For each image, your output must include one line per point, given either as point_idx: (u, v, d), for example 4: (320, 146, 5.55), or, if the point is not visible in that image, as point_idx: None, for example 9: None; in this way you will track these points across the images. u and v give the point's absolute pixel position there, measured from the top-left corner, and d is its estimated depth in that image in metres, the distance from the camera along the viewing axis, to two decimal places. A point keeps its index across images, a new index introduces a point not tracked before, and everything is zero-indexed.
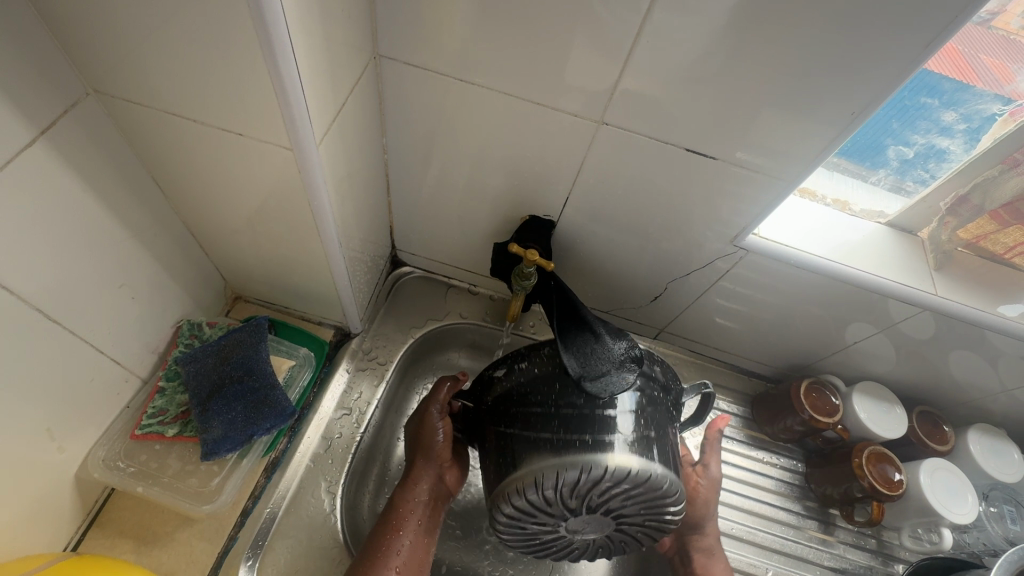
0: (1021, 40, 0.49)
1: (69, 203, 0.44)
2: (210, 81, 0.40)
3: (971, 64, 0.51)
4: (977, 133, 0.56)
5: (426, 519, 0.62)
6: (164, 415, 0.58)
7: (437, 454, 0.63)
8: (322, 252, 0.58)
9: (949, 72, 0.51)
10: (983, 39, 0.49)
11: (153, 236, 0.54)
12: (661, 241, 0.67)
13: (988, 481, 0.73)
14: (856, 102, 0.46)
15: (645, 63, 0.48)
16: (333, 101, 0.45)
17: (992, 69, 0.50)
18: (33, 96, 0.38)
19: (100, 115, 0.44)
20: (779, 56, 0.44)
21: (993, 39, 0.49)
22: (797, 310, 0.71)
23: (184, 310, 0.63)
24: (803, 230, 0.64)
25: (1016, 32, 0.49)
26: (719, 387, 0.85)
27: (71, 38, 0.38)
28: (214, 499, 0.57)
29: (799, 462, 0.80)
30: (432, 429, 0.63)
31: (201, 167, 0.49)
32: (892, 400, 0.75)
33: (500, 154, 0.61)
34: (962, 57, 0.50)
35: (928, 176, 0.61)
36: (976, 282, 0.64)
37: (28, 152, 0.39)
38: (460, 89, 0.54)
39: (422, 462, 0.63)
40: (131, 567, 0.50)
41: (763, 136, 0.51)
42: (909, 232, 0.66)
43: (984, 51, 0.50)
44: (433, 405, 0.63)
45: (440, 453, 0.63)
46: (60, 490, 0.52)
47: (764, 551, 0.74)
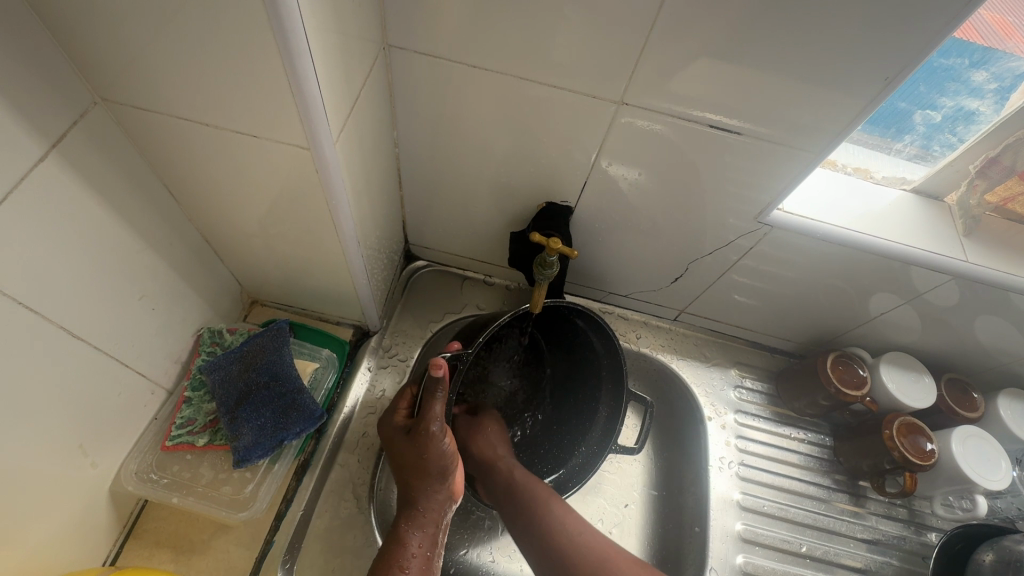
0: None
1: (84, 218, 0.43)
2: (222, 81, 0.38)
3: (970, 21, 0.49)
4: (1009, 92, 0.54)
5: (432, 541, 0.55)
6: (193, 424, 0.57)
7: (441, 473, 0.56)
8: (339, 252, 0.57)
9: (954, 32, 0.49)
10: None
11: (168, 245, 0.53)
12: (682, 222, 0.65)
13: (1020, 445, 0.72)
14: (890, 67, 0.44)
15: (665, 39, 0.46)
16: (347, 96, 0.44)
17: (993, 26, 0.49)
18: (41, 109, 0.37)
19: (108, 124, 0.43)
20: (809, 22, 0.42)
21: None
22: (820, 284, 0.69)
23: (203, 317, 0.62)
24: (826, 202, 0.62)
25: None
26: (742, 365, 0.84)
27: (73, 44, 0.37)
28: (250, 506, 0.57)
29: (825, 436, 0.80)
30: (436, 448, 0.54)
31: (214, 172, 0.48)
32: (920, 369, 0.74)
33: (515, 141, 0.59)
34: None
35: (955, 140, 0.60)
36: (1006, 246, 0.63)
37: (41, 166, 0.38)
38: (472, 75, 0.53)
39: (427, 480, 0.55)
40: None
41: (789, 109, 0.49)
42: (935, 198, 0.65)
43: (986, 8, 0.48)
44: (435, 421, 0.54)
45: (444, 470, 0.56)
46: (95, 504, 0.52)
47: (796, 527, 0.74)
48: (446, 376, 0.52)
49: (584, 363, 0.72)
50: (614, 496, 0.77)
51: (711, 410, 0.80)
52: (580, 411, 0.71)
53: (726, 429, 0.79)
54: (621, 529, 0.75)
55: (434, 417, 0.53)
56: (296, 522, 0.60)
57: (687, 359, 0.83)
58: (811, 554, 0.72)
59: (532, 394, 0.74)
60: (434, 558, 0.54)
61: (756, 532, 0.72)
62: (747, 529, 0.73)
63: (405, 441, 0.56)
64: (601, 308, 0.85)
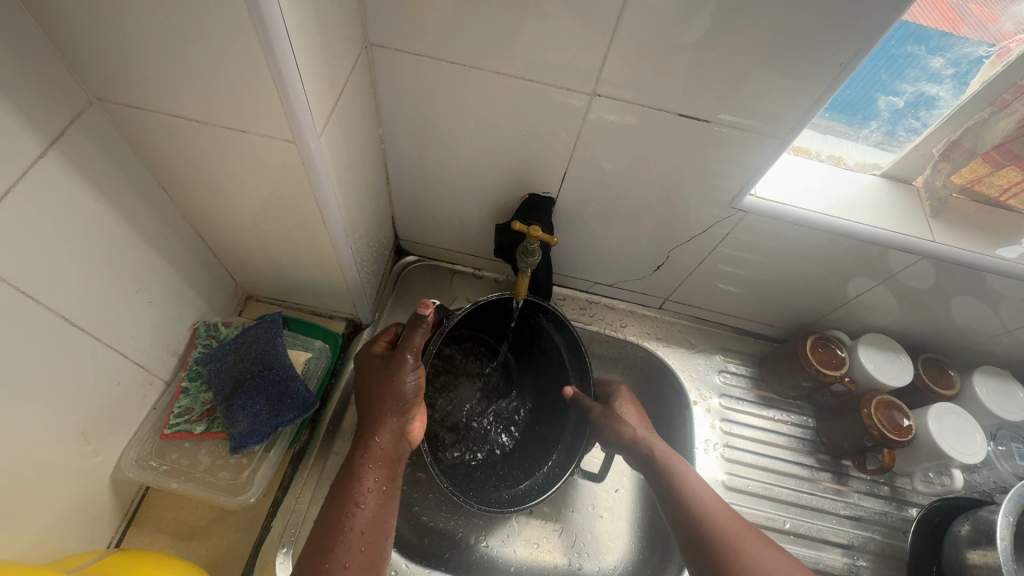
0: None
1: (82, 212, 0.45)
2: (211, 79, 0.40)
3: (958, 13, 0.52)
4: (966, 78, 0.57)
5: (388, 479, 0.56)
6: (190, 413, 0.59)
7: (407, 405, 0.57)
8: (328, 244, 0.59)
9: (937, 23, 0.52)
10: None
11: (163, 240, 0.56)
12: (661, 210, 0.67)
13: (995, 420, 0.74)
14: (845, 53, 0.46)
15: (632, 31, 0.48)
16: (330, 93, 0.46)
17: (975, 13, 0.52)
18: (39, 108, 0.39)
19: (103, 122, 0.45)
20: (767, 11, 0.45)
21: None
22: (798, 268, 0.72)
23: (199, 312, 0.64)
24: (798, 187, 0.65)
25: None
26: (727, 351, 0.86)
27: (68, 46, 0.39)
28: (246, 490, 0.59)
29: (808, 417, 0.82)
30: (402, 378, 0.57)
31: (206, 168, 0.50)
32: (897, 349, 0.76)
33: (496, 135, 0.61)
34: (949, 8, 0.52)
35: (919, 125, 0.62)
36: (973, 226, 0.65)
37: (40, 162, 0.40)
38: (451, 71, 0.55)
39: (388, 411, 0.57)
40: (171, 562, 0.51)
41: (753, 97, 0.52)
42: (904, 181, 0.67)
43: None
44: (410, 350, 0.58)
45: (411, 403, 0.58)
46: (98, 490, 0.54)
47: (781, 505, 0.76)
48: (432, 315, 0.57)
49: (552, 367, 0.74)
50: (605, 481, 0.79)
51: (697, 394, 0.82)
52: (553, 413, 0.74)
53: (712, 412, 0.81)
54: (612, 513, 0.78)
55: (412, 346, 0.57)
56: (292, 508, 0.62)
57: (672, 346, 0.85)
58: (796, 531, 0.74)
59: (509, 405, 0.77)
60: (389, 496, 0.55)
61: (741, 511, 0.74)
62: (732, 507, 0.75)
63: (378, 368, 0.59)
64: (588, 298, 0.87)
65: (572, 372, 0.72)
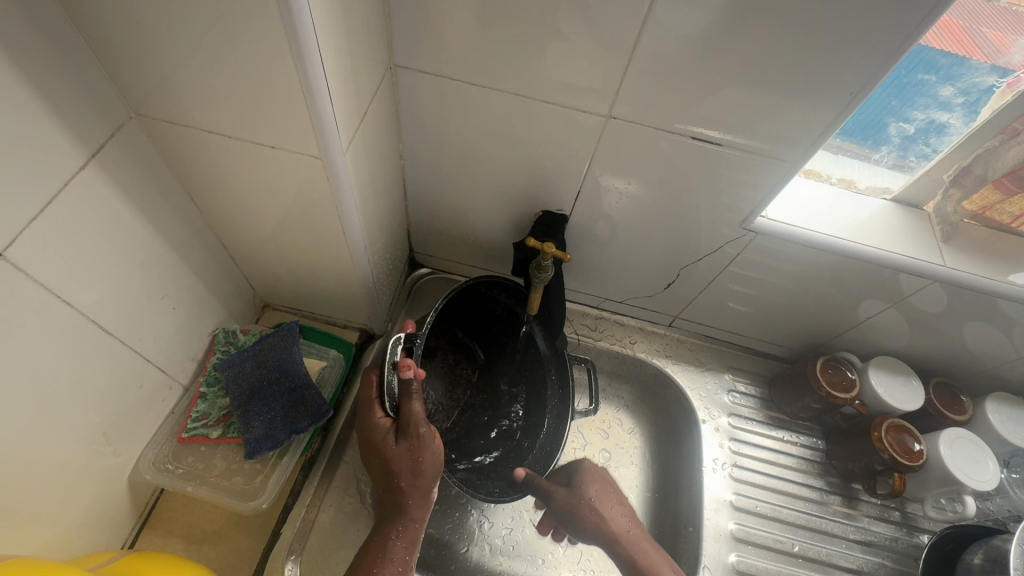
0: None
1: (115, 220, 0.47)
2: (246, 98, 0.42)
3: (972, 38, 0.52)
4: (976, 106, 0.58)
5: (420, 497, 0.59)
6: (207, 418, 0.60)
7: (408, 429, 0.56)
8: (347, 256, 0.61)
9: (949, 47, 0.53)
10: (983, 11, 0.51)
11: (189, 248, 0.57)
12: (674, 229, 0.68)
13: (1008, 448, 0.74)
14: (856, 82, 0.48)
15: (648, 56, 0.50)
16: (356, 111, 0.48)
17: (992, 40, 0.52)
18: (83, 122, 0.41)
19: (140, 135, 0.47)
20: (781, 40, 0.46)
21: (993, 11, 0.51)
22: (809, 289, 0.72)
23: (218, 319, 0.66)
24: (810, 210, 0.66)
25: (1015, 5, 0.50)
26: (736, 370, 0.87)
27: (113, 63, 0.41)
28: (259, 496, 0.60)
29: (818, 439, 0.82)
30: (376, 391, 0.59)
31: (235, 181, 0.52)
32: (908, 373, 0.76)
33: (512, 153, 0.63)
34: (963, 32, 0.52)
35: (929, 151, 0.63)
36: (986, 252, 0.65)
37: (80, 172, 0.42)
38: (470, 91, 0.57)
39: (370, 415, 0.58)
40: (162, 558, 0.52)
41: (764, 120, 0.53)
42: (915, 206, 0.68)
43: (986, 24, 0.52)
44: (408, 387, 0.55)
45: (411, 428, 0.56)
46: (116, 492, 0.55)
47: (789, 527, 0.75)
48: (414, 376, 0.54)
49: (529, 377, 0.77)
50: None
51: (705, 413, 0.82)
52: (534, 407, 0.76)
53: (720, 431, 0.81)
54: None
55: (409, 391, 0.55)
56: (301, 517, 0.62)
57: (681, 364, 0.86)
58: (804, 554, 0.74)
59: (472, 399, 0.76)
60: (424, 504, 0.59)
61: (749, 532, 0.74)
62: (739, 528, 0.74)
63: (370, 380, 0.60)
64: (597, 314, 0.88)
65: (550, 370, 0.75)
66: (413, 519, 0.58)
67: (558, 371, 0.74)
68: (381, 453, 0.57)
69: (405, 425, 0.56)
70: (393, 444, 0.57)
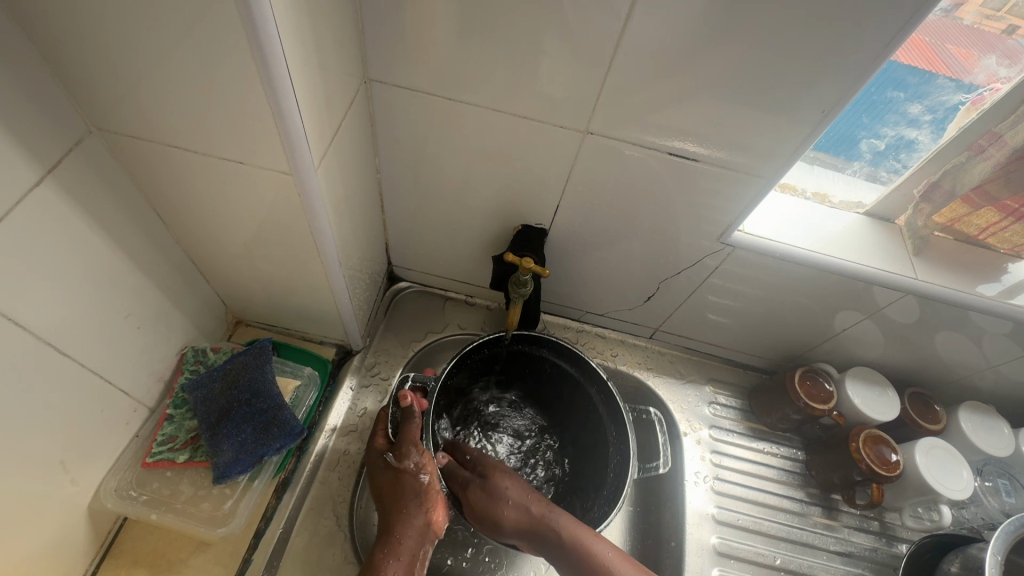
0: (986, 31, 0.52)
1: (74, 239, 0.45)
2: (213, 113, 0.41)
3: (939, 54, 0.54)
4: (944, 123, 0.60)
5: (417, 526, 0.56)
6: (174, 441, 0.58)
7: (399, 451, 0.59)
8: (322, 273, 0.59)
9: (919, 63, 0.54)
10: (947, 29, 0.52)
11: (155, 266, 0.55)
12: (653, 242, 0.68)
13: (982, 456, 0.75)
14: (827, 101, 0.49)
15: (622, 74, 0.50)
16: (329, 125, 0.47)
17: (960, 58, 0.54)
18: (39, 137, 0.39)
19: (102, 150, 0.46)
20: (754, 60, 0.47)
21: (958, 29, 0.52)
22: (786, 302, 0.73)
23: (188, 337, 0.64)
24: (785, 223, 0.66)
25: (978, 23, 0.52)
26: (717, 382, 0.87)
27: (72, 77, 0.40)
28: (228, 522, 0.58)
29: (798, 450, 0.82)
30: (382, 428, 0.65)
31: (203, 196, 0.50)
32: (884, 383, 0.77)
33: (491, 167, 0.62)
34: (928, 47, 0.53)
35: (900, 166, 0.64)
36: (955, 264, 0.67)
37: (35, 191, 0.40)
38: (447, 105, 0.56)
39: (372, 448, 0.63)
40: None
41: (738, 137, 0.53)
42: (887, 220, 0.69)
43: (948, 40, 0.53)
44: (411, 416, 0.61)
45: (405, 449, 0.59)
46: (74, 522, 0.53)
47: (771, 540, 0.75)
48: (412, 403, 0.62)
49: (581, 417, 0.73)
50: None
51: (687, 425, 0.82)
52: (593, 444, 0.71)
53: (702, 444, 0.81)
54: None
55: (410, 415, 0.61)
56: (274, 541, 0.60)
57: (663, 376, 0.86)
58: (786, 567, 0.74)
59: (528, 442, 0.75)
60: (422, 542, 0.56)
61: (732, 546, 0.74)
62: (722, 542, 0.74)
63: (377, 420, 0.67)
64: (578, 327, 0.87)
65: (599, 407, 0.70)
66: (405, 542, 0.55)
67: (616, 429, 0.68)
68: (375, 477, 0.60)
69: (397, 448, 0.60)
70: (384, 467, 0.60)
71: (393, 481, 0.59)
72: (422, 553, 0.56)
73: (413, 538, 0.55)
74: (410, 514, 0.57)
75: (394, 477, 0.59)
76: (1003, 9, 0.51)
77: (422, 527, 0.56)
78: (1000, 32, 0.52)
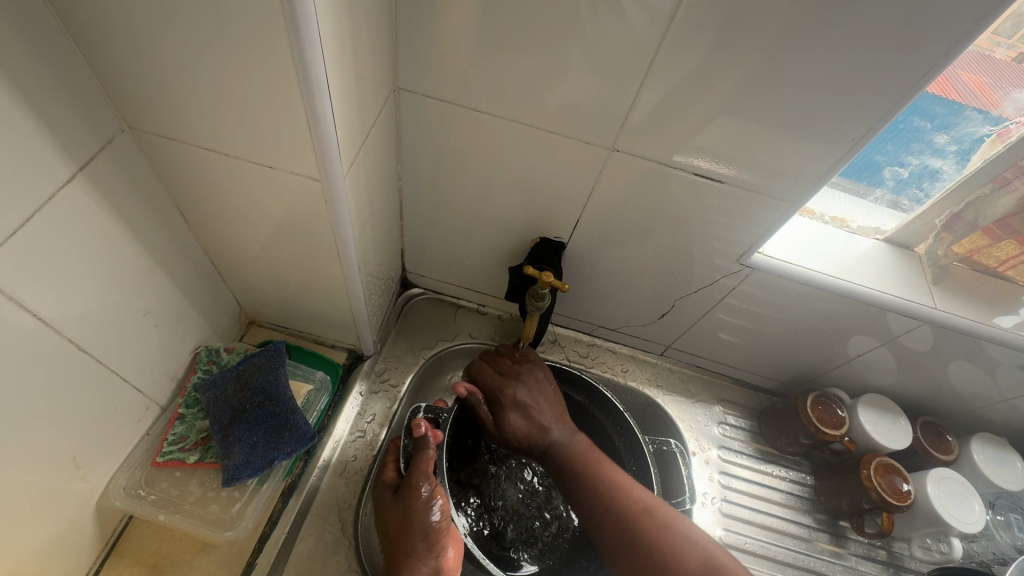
0: (998, 59, 0.52)
1: (101, 235, 0.45)
2: (247, 116, 0.41)
3: (951, 82, 0.53)
4: (968, 154, 0.59)
5: (424, 569, 0.53)
6: (185, 441, 0.58)
7: (405, 488, 0.58)
8: (341, 279, 0.59)
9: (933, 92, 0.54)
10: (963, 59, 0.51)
11: (175, 263, 0.55)
12: (669, 259, 0.68)
13: (993, 489, 0.74)
14: (857, 128, 0.48)
15: (652, 94, 0.50)
16: (359, 133, 0.47)
17: (970, 85, 0.54)
18: (73, 133, 0.39)
19: (133, 148, 0.46)
20: (787, 85, 0.47)
21: (971, 57, 0.51)
22: (802, 325, 0.72)
23: (202, 336, 0.64)
24: (804, 247, 0.66)
25: (993, 52, 0.51)
26: (727, 402, 0.86)
27: (109, 75, 0.40)
28: (235, 525, 0.57)
29: (807, 475, 0.81)
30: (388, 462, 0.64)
31: (228, 197, 0.50)
32: (896, 411, 0.76)
33: (513, 179, 0.62)
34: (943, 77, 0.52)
35: (922, 196, 0.64)
36: (974, 295, 0.66)
37: (66, 186, 0.40)
38: (475, 117, 0.56)
39: (379, 490, 0.61)
40: None
41: (764, 161, 0.54)
42: (906, 248, 0.69)
43: (963, 69, 0.52)
44: (425, 449, 0.60)
45: (410, 484, 0.58)
46: (82, 518, 0.52)
47: (778, 565, 0.74)
48: (427, 433, 0.61)
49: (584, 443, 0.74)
50: None
51: (695, 445, 0.82)
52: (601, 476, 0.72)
53: (710, 465, 0.80)
54: None
55: (425, 448, 0.60)
56: (278, 546, 0.60)
57: (672, 394, 0.86)
58: None
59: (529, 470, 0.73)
60: None
61: None
62: None
63: (387, 454, 0.65)
64: (590, 341, 0.87)
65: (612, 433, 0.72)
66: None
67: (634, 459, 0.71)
68: (381, 513, 0.59)
69: (407, 485, 0.58)
70: (391, 504, 0.58)
71: (394, 517, 0.57)
72: None
73: None
74: (416, 561, 0.53)
75: (398, 514, 0.57)
76: (1013, 38, 0.50)
77: (432, 571, 0.54)
78: (1008, 60, 0.52)
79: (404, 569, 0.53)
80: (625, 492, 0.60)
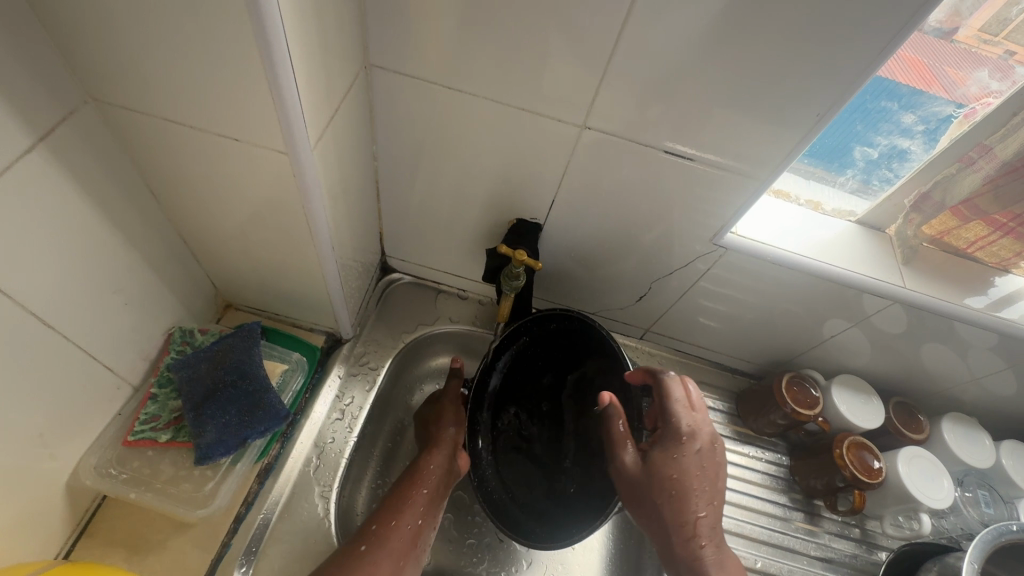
0: (986, 55, 0.53)
1: (65, 210, 0.45)
2: (209, 87, 0.41)
3: (933, 73, 0.55)
4: (936, 134, 0.60)
5: (439, 471, 0.65)
6: (157, 421, 0.58)
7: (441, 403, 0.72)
8: (315, 258, 0.59)
9: (915, 83, 0.55)
10: (944, 50, 0.53)
11: (145, 242, 0.55)
12: (646, 241, 0.69)
13: (962, 467, 0.76)
14: (822, 104, 0.49)
15: (621, 71, 0.50)
16: (326, 107, 0.47)
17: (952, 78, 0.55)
18: (32, 103, 0.39)
19: (97, 121, 0.45)
20: (753, 61, 0.47)
21: (955, 51, 0.53)
22: (777, 308, 0.73)
23: (175, 317, 0.63)
24: (776, 229, 0.67)
25: (981, 47, 0.53)
26: (705, 385, 0.87)
27: (69, 44, 0.40)
28: (208, 504, 0.58)
29: (783, 456, 0.83)
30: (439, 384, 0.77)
31: (196, 173, 0.50)
32: (869, 391, 0.77)
33: (487, 160, 0.63)
34: (927, 69, 0.54)
35: (892, 176, 0.65)
36: (944, 275, 0.68)
37: (26, 158, 0.40)
38: (447, 95, 0.56)
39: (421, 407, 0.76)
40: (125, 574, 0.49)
41: (734, 141, 0.54)
42: (877, 229, 0.70)
43: (949, 63, 0.54)
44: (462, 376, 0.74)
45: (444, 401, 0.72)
46: (51, 497, 0.52)
47: (753, 543, 0.75)
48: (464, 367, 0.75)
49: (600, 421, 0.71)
50: None
51: None
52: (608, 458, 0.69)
53: None
54: (583, 545, 0.74)
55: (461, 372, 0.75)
56: (255, 525, 0.60)
57: None
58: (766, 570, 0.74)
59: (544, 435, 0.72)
60: (444, 486, 0.64)
61: None
62: None
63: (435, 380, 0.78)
64: None
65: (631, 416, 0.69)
66: (432, 472, 0.65)
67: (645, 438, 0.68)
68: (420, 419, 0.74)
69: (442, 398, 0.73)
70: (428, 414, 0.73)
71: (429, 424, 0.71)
72: (441, 489, 0.64)
73: (434, 478, 0.64)
74: (436, 459, 0.66)
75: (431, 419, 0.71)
76: (1000, 34, 0.51)
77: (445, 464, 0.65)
78: (996, 56, 0.53)
79: (424, 463, 0.65)
80: (685, 524, 0.58)
